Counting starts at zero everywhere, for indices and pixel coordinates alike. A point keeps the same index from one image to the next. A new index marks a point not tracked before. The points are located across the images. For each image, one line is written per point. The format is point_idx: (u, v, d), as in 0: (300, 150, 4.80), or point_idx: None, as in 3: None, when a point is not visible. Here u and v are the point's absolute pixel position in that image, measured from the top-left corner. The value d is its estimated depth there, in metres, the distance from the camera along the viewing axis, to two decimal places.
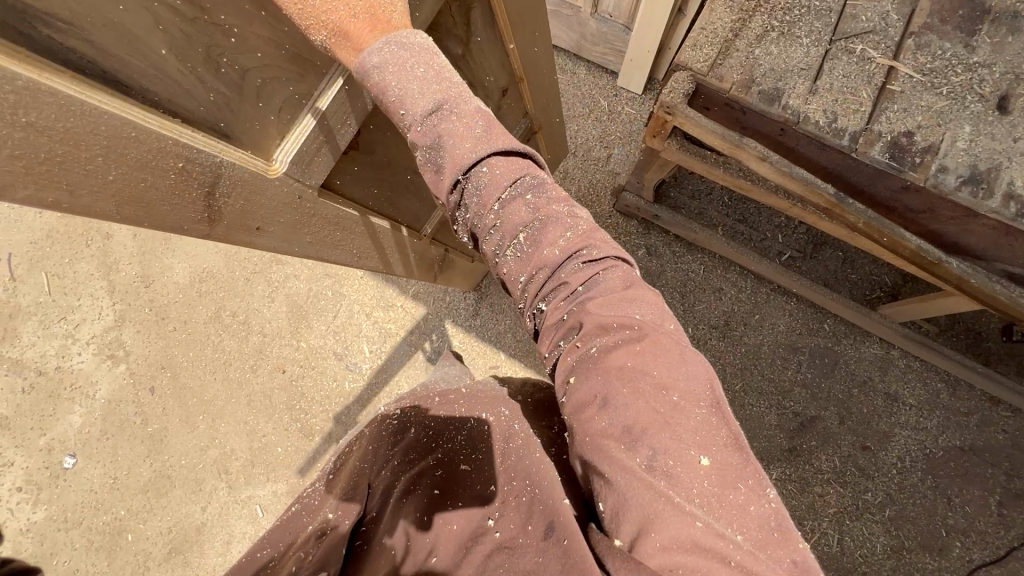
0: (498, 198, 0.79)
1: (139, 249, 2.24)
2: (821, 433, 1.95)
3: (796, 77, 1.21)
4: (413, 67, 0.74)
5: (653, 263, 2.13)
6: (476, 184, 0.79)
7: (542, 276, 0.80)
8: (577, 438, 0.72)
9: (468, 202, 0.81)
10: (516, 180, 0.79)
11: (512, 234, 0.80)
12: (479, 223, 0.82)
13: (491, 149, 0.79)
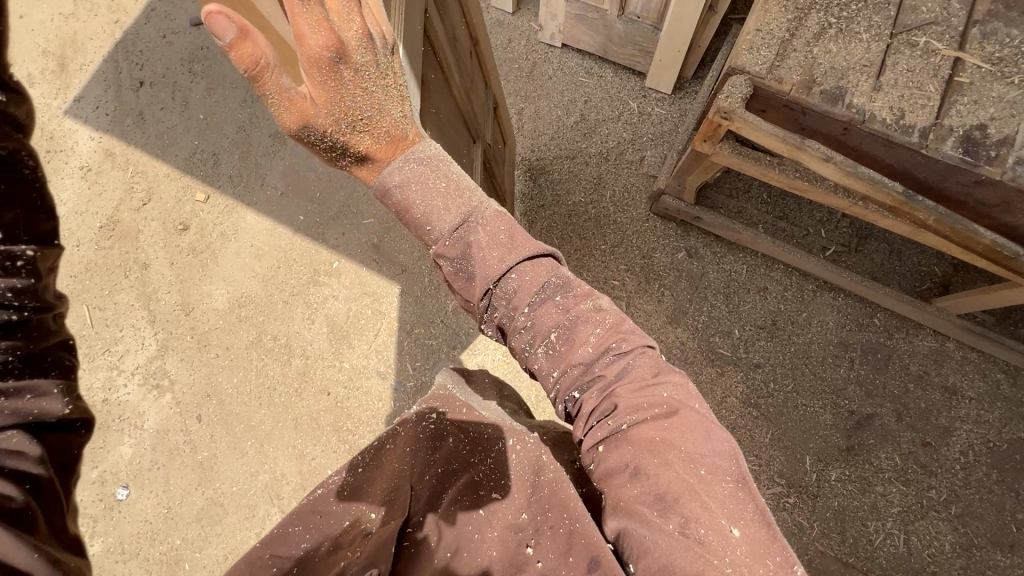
0: (529, 302, 0.86)
1: (178, 278, 2.26)
2: (878, 431, 1.90)
3: (859, 74, 1.18)
4: (436, 182, 0.87)
5: (694, 265, 2.09)
6: (506, 288, 0.87)
7: (573, 372, 0.86)
8: (610, 504, 0.76)
9: (501, 305, 0.87)
10: (546, 286, 0.87)
11: (544, 335, 0.87)
12: (511, 322, 0.88)
13: (522, 258, 0.87)
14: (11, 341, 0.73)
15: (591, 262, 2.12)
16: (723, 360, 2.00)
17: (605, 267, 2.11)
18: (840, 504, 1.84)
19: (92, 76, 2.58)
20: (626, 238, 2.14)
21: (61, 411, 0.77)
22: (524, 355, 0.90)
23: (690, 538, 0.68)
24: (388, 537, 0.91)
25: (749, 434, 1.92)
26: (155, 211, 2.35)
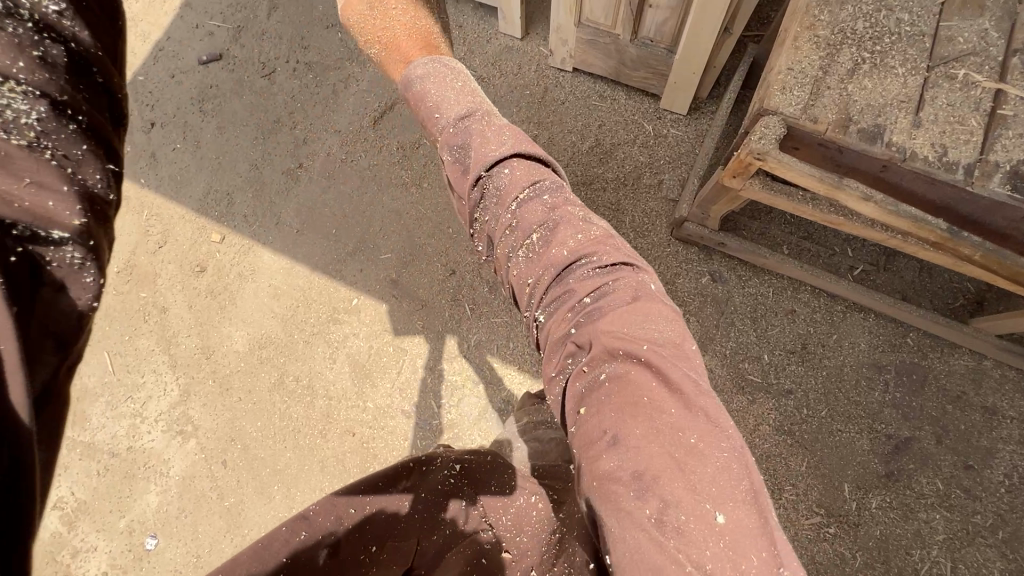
0: (516, 198, 1.09)
1: (197, 320, 2.24)
2: (918, 455, 1.86)
3: (897, 110, 1.14)
4: (453, 83, 1.22)
5: (719, 289, 2.06)
6: (497, 183, 1.11)
7: (552, 274, 1.04)
8: (590, 474, 0.85)
9: (491, 207, 1.12)
10: (533, 188, 1.11)
11: (527, 233, 1.08)
12: (500, 218, 1.11)
13: (511, 159, 1.13)
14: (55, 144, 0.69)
15: None
16: (754, 387, 1.96)
17: None
18: (882, 532, 1.80)
19: None
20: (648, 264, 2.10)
21: (76, 226, 0.68)
22: (508, 256, 1.11)
23: (665, 526, 0.76)
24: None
25: (785, 462, 1.88)
26: (171, 253, 2.34)
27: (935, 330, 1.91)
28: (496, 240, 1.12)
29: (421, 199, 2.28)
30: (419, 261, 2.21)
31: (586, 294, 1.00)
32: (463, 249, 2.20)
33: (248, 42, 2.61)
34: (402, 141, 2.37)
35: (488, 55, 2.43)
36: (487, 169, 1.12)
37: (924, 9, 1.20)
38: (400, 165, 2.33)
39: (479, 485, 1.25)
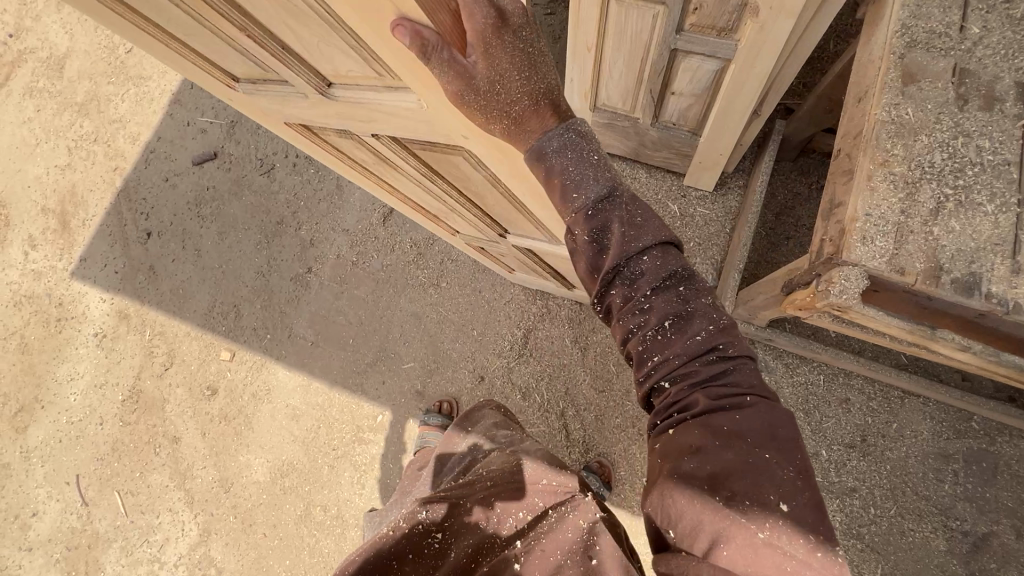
0: (652, 286, 0.82)
1: (211, 449, 2.10)
2: (999, 553, 1.73)
3: (991, 256, 1.03)
4: (585, 155, 0.81)
5: (766, 380, 1.94)
6: (631, 268, 0.83)
7: (677, 360, 0.81)
8: (662, 477, 0.76)
9: (612, 288, 0.84)
10: (670, 278, 0.83)
11: (660, 318, 0.82)
12: (631, 302, 0.83)
13: (650, 245, 0.83)
14: None
15: None
16: None
17: None
18: None
19: (96, 232, 2.46)
20: None
21: None
22: (625, 333, 0.84)
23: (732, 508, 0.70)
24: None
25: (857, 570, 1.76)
26: (178, 375, 2.20)
27: (1008, 420, 1.77)
28: (615, 318, 0.85)
29: (442, 300, 2.16)
30: (445, 368, 2.09)
31: (708, 375, 0.79)
32: (490, 353, 2.08)
33: (243, 137, 2.47)
34: (415, 238, 2.24)
35: None
36: (603, 249, 0.84)
37: (1005, 132, 1.10)
38: (416, 264, 2.21)
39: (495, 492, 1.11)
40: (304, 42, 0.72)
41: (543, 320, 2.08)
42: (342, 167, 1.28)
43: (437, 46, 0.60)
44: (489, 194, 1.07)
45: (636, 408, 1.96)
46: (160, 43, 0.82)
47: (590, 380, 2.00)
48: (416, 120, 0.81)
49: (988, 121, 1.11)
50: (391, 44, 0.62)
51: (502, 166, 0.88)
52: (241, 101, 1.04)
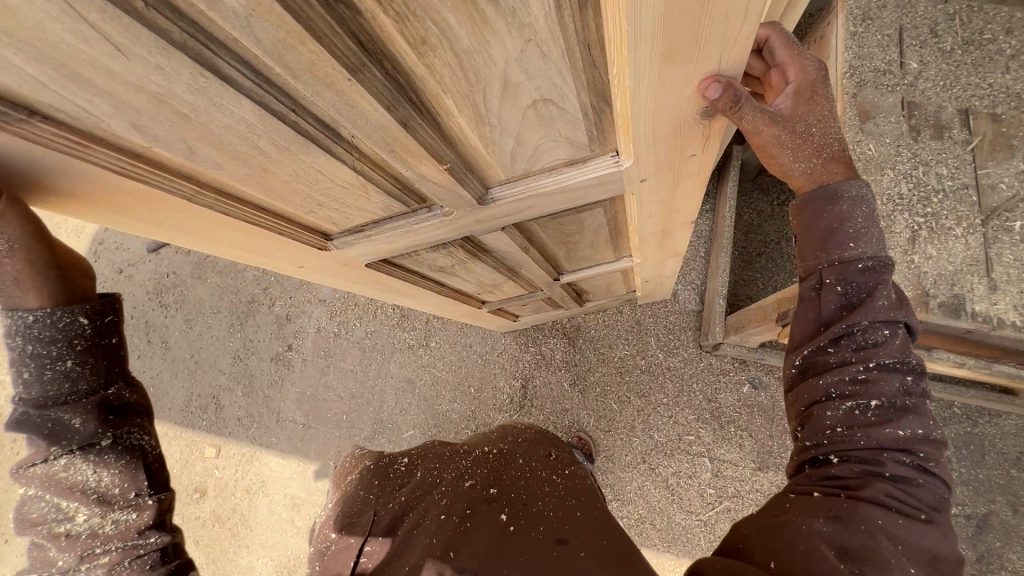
0: (879, 361, 0.78)
1: (208, 556, 2.03)
2: (1002, 530, 1.83)
3: (971, 276, 1.10)
4: (855, 215, 0.80)
5: (763, 397, 1.96)
6: (870, 335, 0.79)
7: (862, 441, 0.77)
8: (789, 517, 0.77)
9: (831, 345, 0.82)
10: (903, 365, 0.79)
11: (871, 395, 0.77)
12: (846, 362, 0.79)
13: (899, 321, 0.79)
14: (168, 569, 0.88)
15: (657, 420, 2.00)
16: None
17: (674, 422, 1.99)
18: None
19: None
20: (685, 387, 2.01)
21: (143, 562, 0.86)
22: (820, 392, 0.82)
23: None
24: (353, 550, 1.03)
25: None
26: None
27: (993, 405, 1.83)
28: (815, 373, 0.83)
29: (434, 361, 2.12)
30: (447, 432, 2.05)
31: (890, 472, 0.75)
32: (490, 409, 2.06)
33: None
34: None
35: None
36: (848, 305, 0.80)
37: (958, 158, 1.18)
38: (401, 326, 2.15)
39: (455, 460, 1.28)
40: (522, 144, 0.71)
41: (538, 368, 2.09)
42: (396, 282, 1.32)
43: (743, 96, 0.63)
44: (599, 226, 1.12)
45: (643, 443, 1.99)
46: (242, 236, 0.87)
47: (593, 421, 2.02)
48: (596, 185, 0.85)
49: (941, 149, 1.19)
50: (675, 108, 0.64)
51: (660, 199, 0.97)
52: (308, 260, 1.07)
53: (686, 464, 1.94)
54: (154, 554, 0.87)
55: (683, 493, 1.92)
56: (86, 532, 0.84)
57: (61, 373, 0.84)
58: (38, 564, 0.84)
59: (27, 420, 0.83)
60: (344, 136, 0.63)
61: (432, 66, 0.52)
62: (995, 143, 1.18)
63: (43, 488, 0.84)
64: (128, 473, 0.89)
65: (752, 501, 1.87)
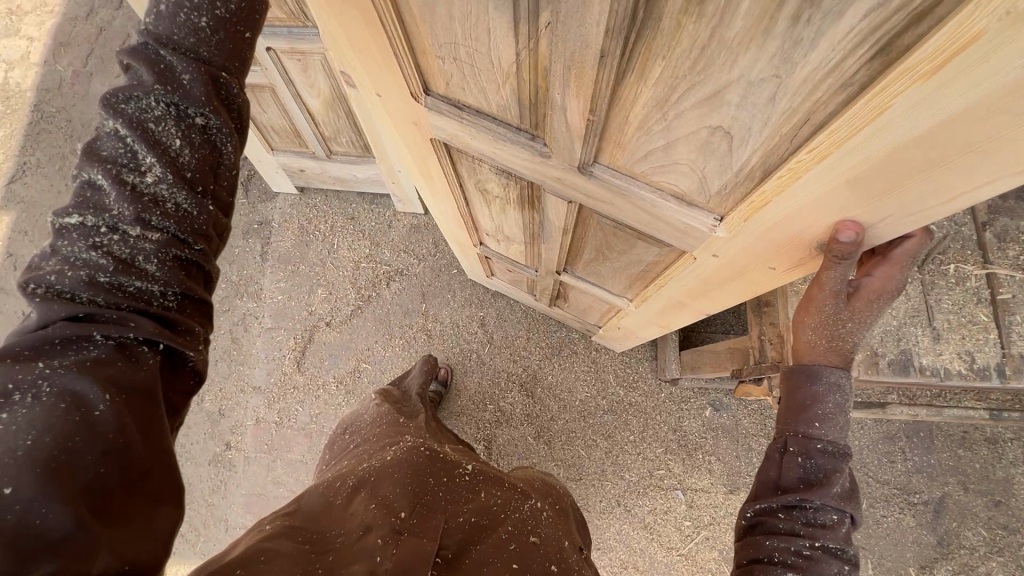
0: (820, 541, 0.84)
1: None
2: (955, 511, 1.93)
3: (915, 329, 1.08)
4: (829, 397, 0.90)
5: (726, 418, 1.98)
6: (809, 512, 0.86)
7: None
8: None
9: (784, 512, 0.89)
10: (839, 555, 0.84)
11: (810, 569, 0.82)
12: (790, 526, 0.86)
13: (846, 513, 0.87)
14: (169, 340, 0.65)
15: (628, 459, 1.96)
16: None
17: (644, 459, 1.96)
18: None
19: None
20: (649, 422, 1.99)
21: (153, 330, 0.64)
22: (767, 553, 0.86)
23: None
24: (423, 552, 0.85)
25: None
26: None
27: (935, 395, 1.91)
28: (766, 533, 0.89)
29: None
30: None
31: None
32: None
33: None
34: (339, 374, 2.05)
35: (397, 242, 2.18)
36: (806, 479, 0.89)
37: None
38: (348, 403, 2.01)
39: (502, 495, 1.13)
40: (666, 153, 0.77)
41: (499, 426, 2.00)
42: (432, 169, 1.30)
43: (853, 258, 0.76)
44: (640, 261, 1.21)
45: (616, 485, 1.95)
46: (358, 28, 0.86)
47: (563, 471, 1.96)
48: (683, 231, 0.92)
49: None
50: (810, 221, 0.74)
51: (705, 277, 1.05)
52: (387, 94, 1.04)
53: (661, 500, 1.92)
54: (174, 296, 0.68)
55: (662, 530, 1.90)
56: (151, 201, 0.66)
57: (193, 28, 0.68)
58: (88, 206, 0.65)
59: (142, 49, 0.68)
60: (543, 23, 0.66)
61: (682, 27, 0.56)
62: None
63: (127, 129, 0.65)
64: (213, 173, 0.71)
65: (727, 525, 1.89)
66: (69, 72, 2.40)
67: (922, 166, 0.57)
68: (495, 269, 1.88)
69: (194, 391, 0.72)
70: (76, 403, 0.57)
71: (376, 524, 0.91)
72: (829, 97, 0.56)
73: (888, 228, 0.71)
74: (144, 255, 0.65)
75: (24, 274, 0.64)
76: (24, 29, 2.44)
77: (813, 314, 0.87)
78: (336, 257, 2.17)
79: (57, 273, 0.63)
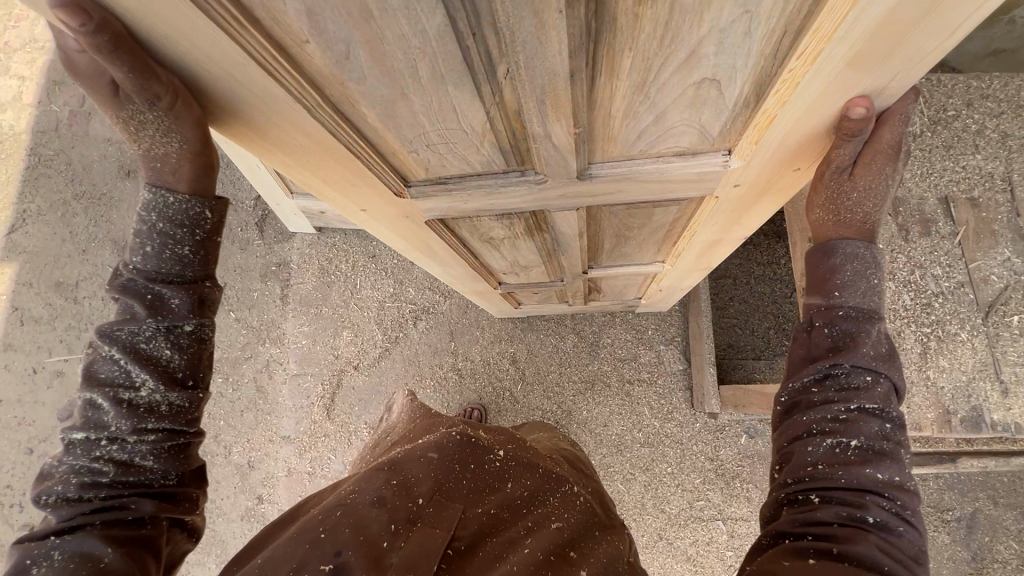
0: (859, 403, 0.75)
1: None
2: (988, 525, 1.97)
3: (984, 383, 1.09)
4: (850, 269, 0.77)
5: (761, 443, 1.96)
6: (848, 371, 0.76)
7: (842, 481, 0.72)
8: (787, 513, 0.75)
9: (814, 384, 0.79)
10: (881, 412, 0.76)
11: (852, 434, 0.74)
12: (825, 392, 0.77)
13: (882, 372, 0.77)
14: (168, 507, 0.71)
15: (666, 492, 1.96)
16: None
17: (683, 491, 1.96)
18: None
19: None
20: (687, 452, 1.98)
21: (153, 508, 0.69)
22: (805, 428, 0.78)
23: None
24: (433, 552, 0.85)
25: None
26: None
27: None
28: (800, 409, 0.80)
29: None
30: None
31: (875, 517, 0.70)
32: None
33: None
34: (370, 419, 2.01)
35: (421, 279, 2.13)
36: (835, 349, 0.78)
37: (949, 254, 1.16)
38: None
39: (528, 467, 1.13)
40: (659, 124, 0.67)
41: None
42: (438, 250, 1.19)
43: (867, 131, 0.65)
44: (661, 224, 1.12)
45: (657, 518, 1.95)
46: (333, 170, 0.77)
47: None
48: (696, 179, 0.82)
49: (931, 248, 1.17)
50: (814, 120, 0.64)
51: (726, 209, 0.97)
52: (375, 206, 0.93)
53: (703, 532, 1.93)
54: (166, 486, 0.71)
55: (705, 562, 1.91)
56: (146, 410, 0.68)
57: (178, 258, 0.67)
58: (87, 424, 0.68)
59: (127, 282, 0.67)
60: (503, 77, 0.57)
61: (640, 19, 0.49)
62: (980, 231, 1.16)
63: (120, 356, 0.66)
64: (204, 362, 0.72)
65: None
66: (65, 113, 2.29)
67: (917, 15, 0.49)
68: (521, 299, 1.82)
69: (193, 545, 0.78)
70: (84, 559, 0.63)
71: (394, 502, 0.94)
72: (800, 2, 0.48)
73: (903, 82, 0.59)
74: (143, 455, 0.69)
75: (33, 487, 0.69)
76: (13, 68, 2.32)
77: (816, 198, 0.76)
78: (358, 297, 2.12)
79: (62, 482, 0.67)
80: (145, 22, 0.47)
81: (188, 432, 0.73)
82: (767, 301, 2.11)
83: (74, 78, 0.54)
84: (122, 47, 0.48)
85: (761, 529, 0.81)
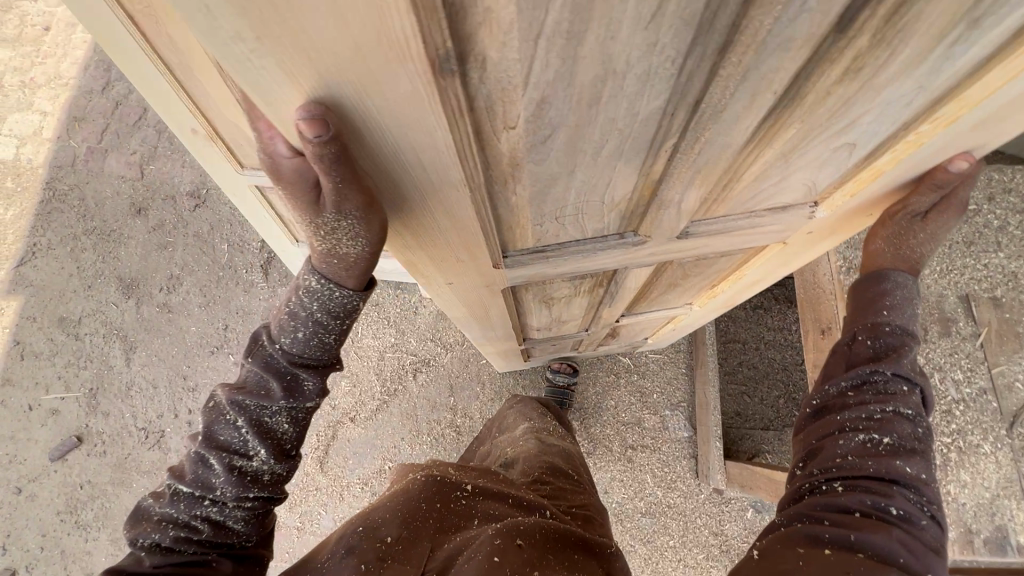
0: (894, 404, 0.75)
1: None
2: None
3: (1008, 501, 1.03)
4: (900, 300, 0.79)
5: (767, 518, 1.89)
6: (884, 380, 0.77)
7: (869, 470, 0.72)
8: (806, 503, 0.75)
9: (851, 388, 0.80)
10: (914, 415, 0.76)
11: (884, 429, 0.74)
12: (858, 395, 0.78)
13: (917, 380, 0.78)
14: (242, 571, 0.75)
15: (667, 567, 1.87)
16: None
17: (685, 567, 1.87)
18: None
19: None
20: (689, 525, 1.90)
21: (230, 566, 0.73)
22: (837, 425, 0.78)
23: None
24: None
25: None
26: None
27: None
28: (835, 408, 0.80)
29: None
30: None
31: (898, 508, 0.69)
32: None
33: (111, 409, 2.07)
34: (363, 474, 1.97)
35: (423, 329, 2.10)
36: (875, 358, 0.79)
37: (970, 357, 1.10)
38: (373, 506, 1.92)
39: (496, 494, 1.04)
40: (780, 184, 0.67)
41: None
42: (498, 313, 1.10)
43: (954, 185, 0.68)
44: (715, 271, 1.09)
45: None
46: (446, 251, 0.70)
47: None
48: (780, 230, 0.81)
49: (951, 349, 1.11)
50: (917, 172, 0.67)
51: (784, 258, 0.96)
52: (463, 283, 0.85)
53: None
54: (242, 550, 0.76)
55: None
56: (251, 478, 0.73)
57: (323, 345, 0.72)
58: (198, 483, 0.73)
59: (270, 358, 0.72)
60: (670, 151, 0.54)
61: (831, 96, 0.48)
62: (1002, 333, 1.11)
63: (245, 426, 0.72)
64: (305, 437, 0.79)
65: None
66: (82, 149, 2.32)
67: None
68: (533, 351, 1.73)
69: None
70: None
71: (361, 548, 0.85)
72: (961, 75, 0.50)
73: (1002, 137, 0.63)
74: (235, 519, 0.74)
75: (128, 529, 0.73)
76: (36, 104, 2.37)
77: (882, 229, 0.77)
78: (359, 345, 2.08)
79: (160, 531, 0.72)
80: (372, 132, 0.42)
81: (274, 500, 0.78)
82: (777, 369, 2.07)
83: (279, 178, 0.51)
84: (342, 158, 0.44)
85: (779, 516, 0.81)
